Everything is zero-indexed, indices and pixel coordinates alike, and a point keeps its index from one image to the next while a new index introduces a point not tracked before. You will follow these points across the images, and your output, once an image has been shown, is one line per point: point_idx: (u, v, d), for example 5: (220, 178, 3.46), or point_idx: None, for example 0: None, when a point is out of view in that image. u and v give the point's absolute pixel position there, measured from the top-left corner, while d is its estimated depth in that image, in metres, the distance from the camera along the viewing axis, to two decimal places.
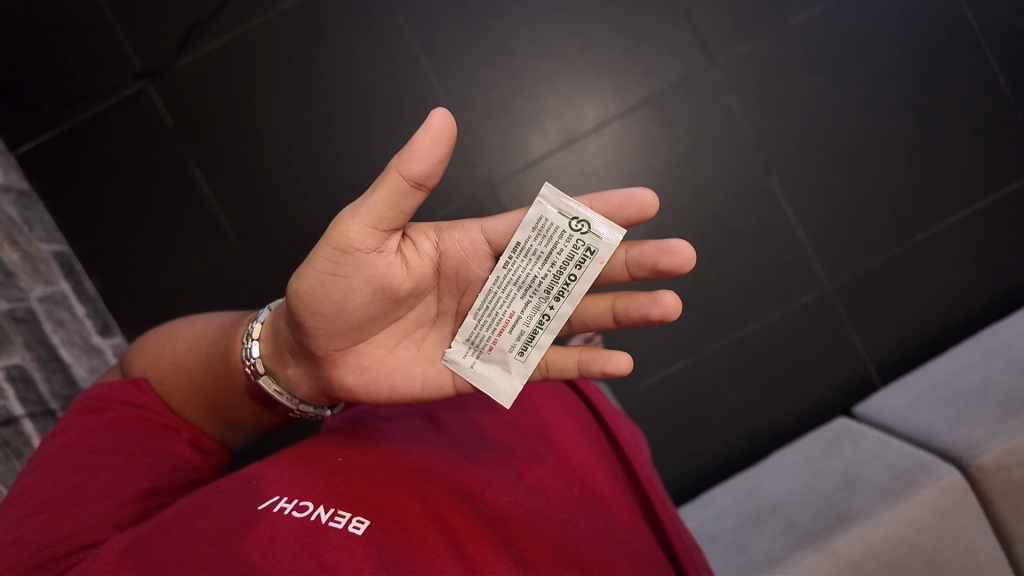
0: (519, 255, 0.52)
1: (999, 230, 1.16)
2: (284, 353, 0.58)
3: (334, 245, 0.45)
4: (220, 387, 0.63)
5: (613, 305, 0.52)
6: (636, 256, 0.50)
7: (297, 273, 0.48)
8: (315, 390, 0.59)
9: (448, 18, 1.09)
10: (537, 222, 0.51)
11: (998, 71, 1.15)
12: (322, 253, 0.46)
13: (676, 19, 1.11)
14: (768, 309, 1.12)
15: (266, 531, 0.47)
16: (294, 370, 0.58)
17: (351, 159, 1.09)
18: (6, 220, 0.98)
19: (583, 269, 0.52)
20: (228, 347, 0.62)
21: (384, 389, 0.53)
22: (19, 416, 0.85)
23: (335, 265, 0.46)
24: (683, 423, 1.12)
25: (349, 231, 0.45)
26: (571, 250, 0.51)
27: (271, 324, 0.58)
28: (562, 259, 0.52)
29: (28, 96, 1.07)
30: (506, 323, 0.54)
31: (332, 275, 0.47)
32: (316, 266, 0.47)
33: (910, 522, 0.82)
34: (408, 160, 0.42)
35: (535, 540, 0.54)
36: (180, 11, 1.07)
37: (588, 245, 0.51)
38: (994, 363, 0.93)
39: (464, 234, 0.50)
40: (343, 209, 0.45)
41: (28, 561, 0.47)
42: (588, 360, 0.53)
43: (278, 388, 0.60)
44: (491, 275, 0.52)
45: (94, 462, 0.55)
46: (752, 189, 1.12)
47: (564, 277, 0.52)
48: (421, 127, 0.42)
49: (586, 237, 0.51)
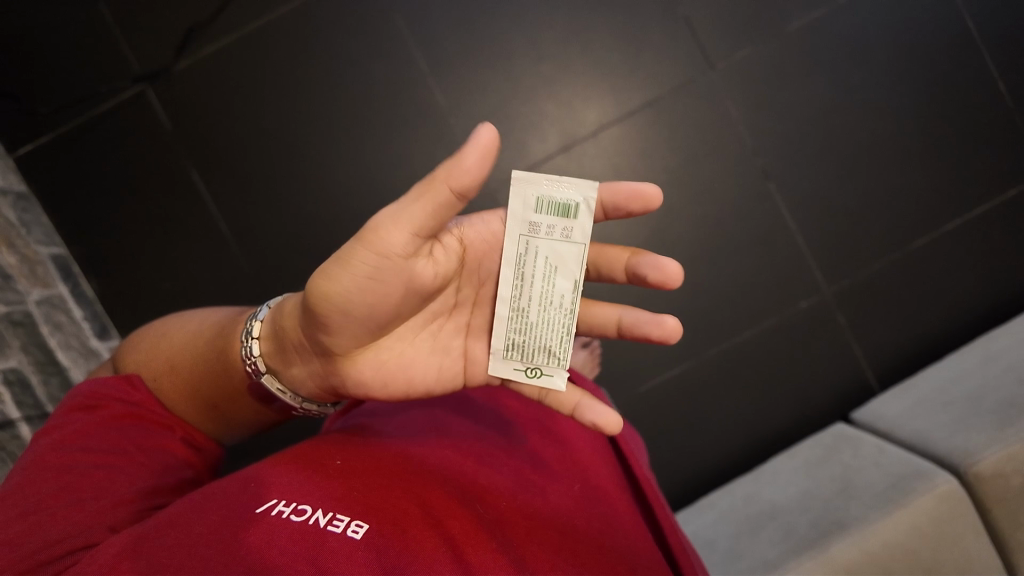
0: (566, 247, 0.53)
1: (999, 235, 1.16)
2: (290, 352, 0.57)
3: (374, 250, 0.45)
4: (214, 385, 0.63)
5: (619, 319, 0.54)
6: (629, 322, 0.53)
7: (330, 275, 0.46)
8: (321, 388, 0.58)
9: (447, 21, 1.09)
10: (577, 216, 0.52)
11: (998, 76, 1.15)
12: (359, 256, 0.45)
13: (676, 23, 1.11)
14: (767, 314, 1.13)
15: (265, 534, 0.47)
16: (300, 369, 0.57)
17: (352, 164, 1.09)
18: (6, 223, 0.98)
19: (519, 227, 0.52)
20: (223, 345, 0.62)
21: (401, 382, 0.53)
22: (15, 419, 0.85)
23: (374, 269, 0.45)
24: (682, 427, 1.12)
25: (391, 237, 0.44)
26: (543, 221, 0.52)
27: (274, 323, 0.57)
28: (543, 231, 0.52)
29: (28, 98, 1.07)
30: (539, 313, 0.55)
31: (369, 280, 0.46)
32: (353, 270, 0.45)
33: (907, 530, 0.82)
34: (456, 175, 0.42)
35: (533, 543, 0.54)
36: (180, 14, 1.07)
37: (539, 207, 0.52)
38: (993, 371, 0.93)
39: (481, 223, 0.51)
40: (383, 211, 0.44)
41: (24, 563, 0.48)
42: (584, 406, 0.55)
43: (280, 387, 0.60)
44: (575, 282, 0.54)
45: (86, 461, 0.55)
46: (751, 194, 1.12)
47: (535, 245, 0.53)
48: (471, 142, 0.42)
49: (543, 203, 0.52)
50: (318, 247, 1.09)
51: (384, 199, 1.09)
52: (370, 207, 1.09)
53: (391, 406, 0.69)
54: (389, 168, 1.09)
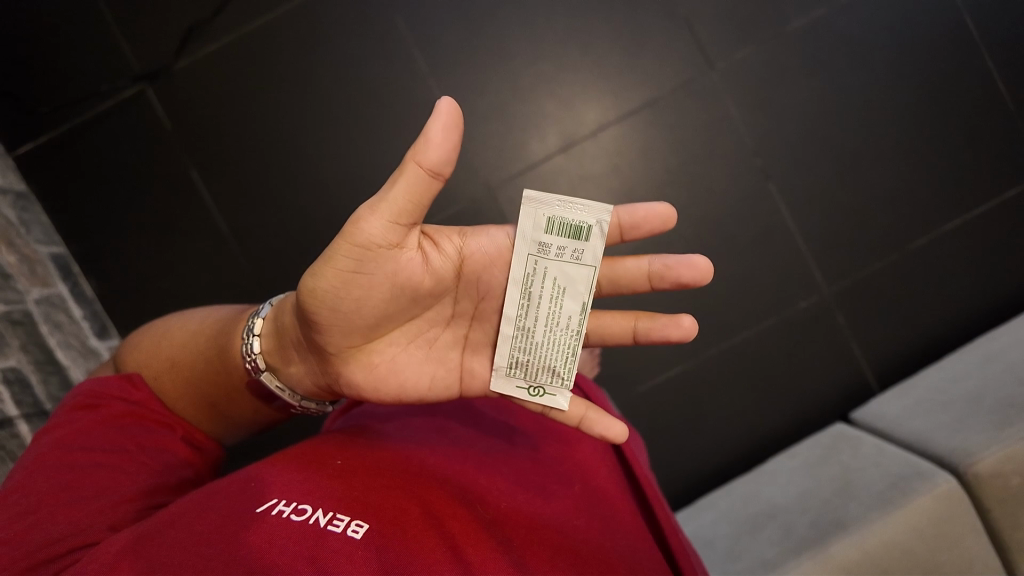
0: (574, 268, 0.53)
1: (999, 235, 1.16)
2: (289, 350, 0.57)
3: (355, 243, 0.46)
4: (216, 384, 0.63)
5: (634, 325, 0.54)
6: (647, 327, 0.53)
7: (315, 272, 0.47)
8: (319, 387, 0.58)
9: (447, 20, 1.09)
10: (588, 238, 0.52)
11: (998, 77, 1.15)
12: (342, 251, 0.46)
13: (676, 23, 1.11)
14: (767, 314, 1.13)
15: (265, 533, 0.47)
16: (298, 368, 0.58)
17: (353, 164, 1.09)
18: (6, 222, 0.98)
19: (528, 248, 0.52)
20: (225, 344, 0.62)
21: (393, 388, 0.53)
22: (14, 418, 0.85)
23: (356, 262, 0.47)
24: (681, 427, 1.12)
25: (371, 228, 0.45)
26: (553, 242, 0.52)
27: (276, 320, 0.58)
28: (553, 252, 0.52)
29: (28, 97, 1.07)
30: (545, 333, 0.55)
31: (353, 273, 0.47)
32: (337, 264, 0.47)
33: (906, 530, 0.82)
34: (424, 152, 0.43)
35: (533, 543, 0.54)
36: (180, 14, 1.07)
37: (549, 228, 0.52)
38: (993, 371, 0.93)
39: (489, 237, 0.51)
40: (362, 205, 0.46)
41: (23, 562, 0.48)
42: (590, 419, 0.56)
43: (279, 384, 0.60)
44: (584, 304, 0.53)
45: (86, 461, 0.55)
46: (751, 194, 1.12)
47: (543, 266, 0.53)
48: (432, 117, 0.43)
49: (554, 225, 0.52)
50: (317, 247, 1.08)
51: None
52: None
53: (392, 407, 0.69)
54: (389, 167, 1.09)
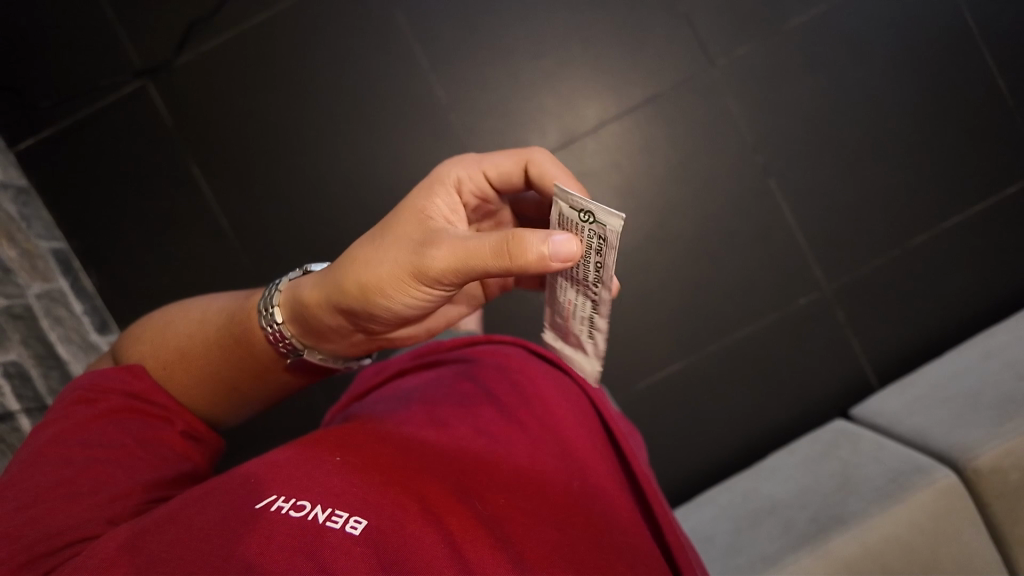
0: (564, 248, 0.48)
1: (1000, 232, 1.16)
2: (327, 333, 0.63)
3: (434, 285, 0.53)
4: (235, 369, 0.66)
5: None
6: None
7: (389, 294, 0.55)
8: (363, 349, 0.67)
9: (447, 17, 1.09)
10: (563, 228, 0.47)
11: (998, 74, 1.15)
12: (421, 288, 0.53)
13: (676, 20, 1.11)
14: (766, 310, 1.13)
15: (266, 531, 0.47)
16: (338, 341, 0.64)
17: (354, 158, 1.09)
18: (6, 217, 0.98)
19: (604, 254, 0.44)
20: (244, 330, 0.65)
21: (441, 321, 0.68)
22: (15, 411, 0.85)
23: (432, 295, 0.55)
24: (681, 423, 1.12)
25: (450, 282, 0.52)
26: (588, 240, 0.45)
27: (298, 310, 0.61)
28: (587, 251, 0.45)
29: (28, 92, 1.07)
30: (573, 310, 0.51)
31: (427, 299, 0.55)
32: (413, 293, 0.54)
33: (907, 524, 0.82)
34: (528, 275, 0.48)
35: (533, 541, 0.55)
36: (180, 9, 1.07)
37: (599, 234, 0.43)
38: (994, 367, 0.93)
39: (471, 178, 0.56)
40: (444, 263, 0.50)
41: (20, 557, 0.47)
42: None
43: (323, 356, 0.66)
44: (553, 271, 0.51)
45: (85, 456, 0.55)
46: (751, 190, 1.12)
47: (593, 265, 0.45)
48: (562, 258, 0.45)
49: (595, 226, 0.43)
50: (316, 240, 1.09)
51: (384, 194, 1.09)
52: (370, 202, 1.09)
53: (387, 407, 0.69)
54: (390, 163, 1.09)
